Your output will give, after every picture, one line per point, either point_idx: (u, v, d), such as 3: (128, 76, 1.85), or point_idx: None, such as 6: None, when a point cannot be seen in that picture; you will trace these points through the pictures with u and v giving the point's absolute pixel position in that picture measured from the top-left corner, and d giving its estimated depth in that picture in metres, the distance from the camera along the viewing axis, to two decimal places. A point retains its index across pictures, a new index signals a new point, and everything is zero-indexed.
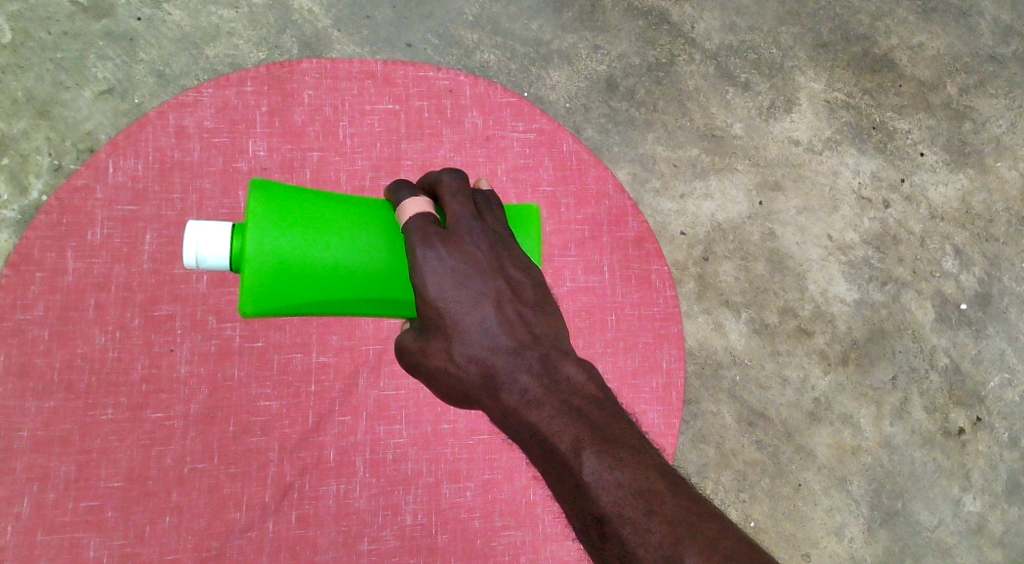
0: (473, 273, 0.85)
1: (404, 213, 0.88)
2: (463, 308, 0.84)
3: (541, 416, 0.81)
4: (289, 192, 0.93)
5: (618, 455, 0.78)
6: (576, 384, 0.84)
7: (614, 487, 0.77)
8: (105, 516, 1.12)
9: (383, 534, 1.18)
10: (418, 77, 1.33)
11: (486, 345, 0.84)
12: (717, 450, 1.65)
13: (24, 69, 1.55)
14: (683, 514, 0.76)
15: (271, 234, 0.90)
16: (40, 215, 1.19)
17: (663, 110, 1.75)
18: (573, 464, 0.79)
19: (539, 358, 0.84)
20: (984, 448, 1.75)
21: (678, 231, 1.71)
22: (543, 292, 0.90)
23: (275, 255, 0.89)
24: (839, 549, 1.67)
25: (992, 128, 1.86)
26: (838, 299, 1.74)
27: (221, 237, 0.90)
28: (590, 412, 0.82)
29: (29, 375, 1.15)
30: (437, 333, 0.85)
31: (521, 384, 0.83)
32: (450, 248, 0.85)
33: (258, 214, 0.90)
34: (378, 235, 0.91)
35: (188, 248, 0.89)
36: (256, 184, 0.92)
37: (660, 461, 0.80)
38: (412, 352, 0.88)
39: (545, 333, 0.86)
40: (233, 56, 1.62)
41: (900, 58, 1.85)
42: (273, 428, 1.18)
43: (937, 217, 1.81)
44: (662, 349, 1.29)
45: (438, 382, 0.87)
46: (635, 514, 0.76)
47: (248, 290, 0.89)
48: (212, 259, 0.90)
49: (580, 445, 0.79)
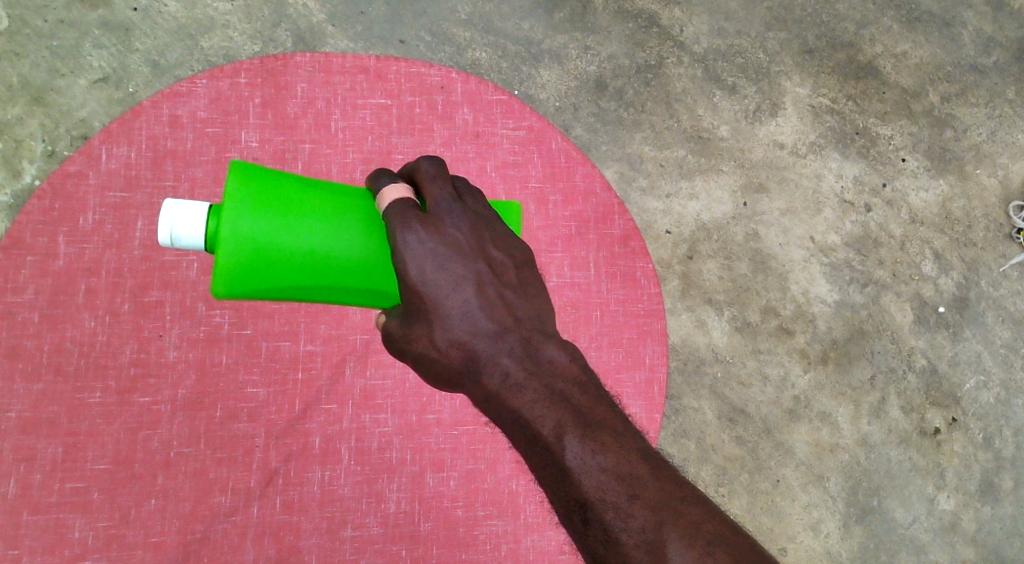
0: (454, 256, 0.87)
1: (384, 199, 0.90)
2: (444, 291, 0.86)
3: (523, 400, 0.85)
4: (267, 174, 0.94)
5: (601, 440, 0.83)
6: (558, 365, 0.87)
7: (597, 471, 0.81)
8: (90, 498, 1.13)
9: (366, 521, 1.19)
10: (410, 73, 1.35)
11: (468, 330, 0.86)
12: (698, 444, 1.67)
13: (20, 56, 1.56)
14: (664, 498, 0.81)
15: (248, 218, 0.91)
16: (33, 200, 1.21)
17: (651, 111, 1.78)
18: (557, 450, 0.83)
19: (521, 341, 0.88)
20: (959, 448, 1.78)
21: (663, 230, 1.73)
22: (524, 277, 0.92)
23: (252, 239, 0.91)
24: (815, 545, 1.69)
25: (972, 136, 1.90)
26: (819, 299, 1.77)
27: (196, 214, 0.92)
28: (572, 394, 0.86)
29: (19, 357, 1.16)
30: (420, 319, 0.87)
31: (503, 368, 0.86)
32: (430, 231, 0.87)
33: (235, 196, 0.91)
34: (356, 224, 0.94)
35: (164, 226, 0.91)
36: (234, 165, 0.93)
37: (643, 445, 0.84)
38: (396, 338, 0.89)
39: (527, 315, 0.90)
40: (227, 48, 1.64)
41: (884, 65, 1.89)
42: (260, 414, 1.20)
43: (917, 221, 1.84)
44: (646, 346, 1.32)
45: (424, 367, 0.89)
46: (618, 499, 0.80)
47: (224, 274, 0.90)
48: (188, 237, 0.92)
49: (563, 430, 0.83)
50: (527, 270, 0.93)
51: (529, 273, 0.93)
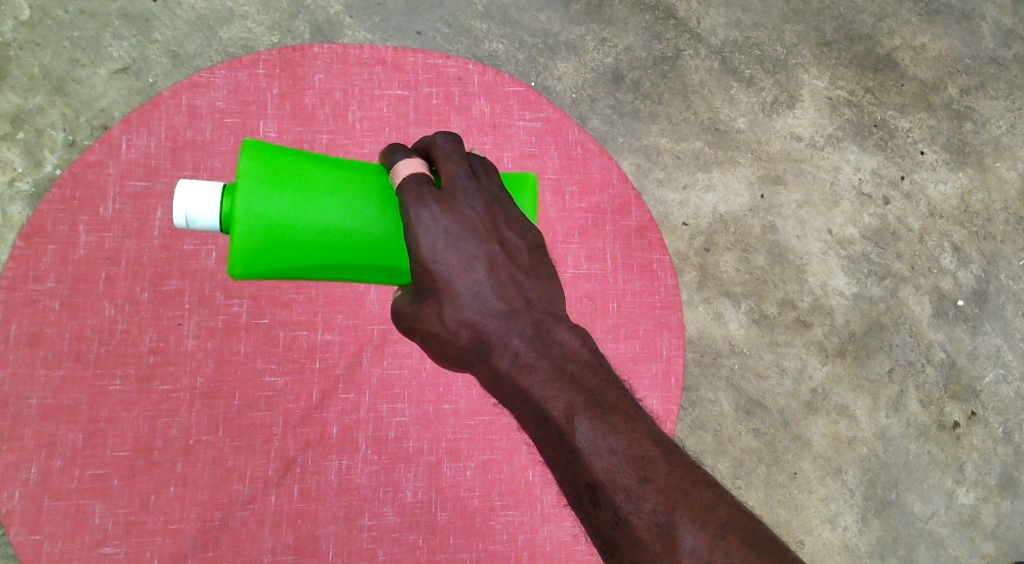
0: (467, 236, 0.87)
1: (398, 174, 0.91)
2: (455, 271, 0.86)
3: (533, 381, 0.85)
4: (279, 151, 0.95)
5: (612, 423, 0.82)
6: (568, 349, 0.87)
7: (608, 454, 0.81)
8: (110, 485, 1.14)
9: (383, 509, 1.19)
10: (427, 64, 1.35)
11: (479, 310, 0.86)
12: (714, 437, 1.66)
13: (41, 46, 1.57)
14: (676, 481, 0.80)
15: (261, 196, 0.91)
16: (54, 188, 1.21)
17: (668, 103, 1.77)
18: (567, 431, 0.82)
19: (532, 323, 0.87)
20: (978, 442, 1.77)
21: (680, 221, 1.73)
22: (537, 260, 0.92)
23: (266, 219, 0.91)
24: (832, 538, 1.68)
25: (991, 128, 1.89)
26: (837, 292, 1.76)
27: (211, 196, 0.92)
28: (583, 377, 0.85)
29: (39, 345, 1.17)
30: (431, 298, 0.87)
31: (513, 349, 0.86)
32: (444, 209, 0.87)
33: (248, 175, 0.92)
34: (368, 200, 0.94)
35: (178, 209, 0.91)
36: (246, 144, 0.93)
37: (654, 428, 0.84)
38: (407, 317, 0.90)
39: (539, 298, 0.89)
40: (246, 39, 1.65)
41: (902, 58, 1.88)
42: (278, 403, 1.20)
43: (936, 215, 1.83)
44: (662, 337, 1.31)
45: (433, 346, 0.89)
46: (629, 481, 0.80)
47: (239, 254, 0.91)
48: (202, 220, 0.92)
49: (574, 411, 0.83)
50: (541, 254, 0.93)
51: (542, 257, 0.93)
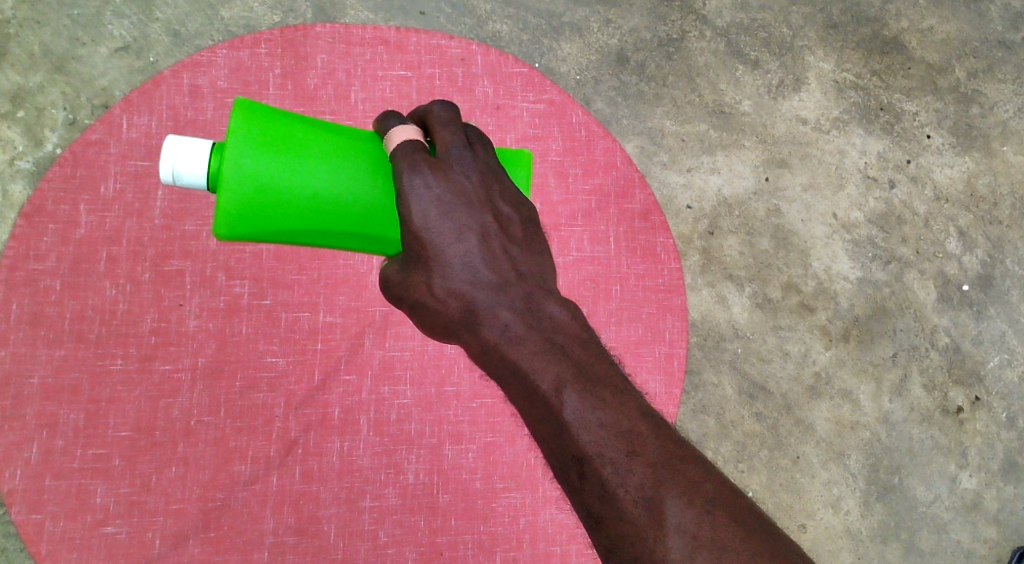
0: (460, 207, 0.87)
1: (391, 139, 0.90)
2: (446, 240, 0.85)
3: (522, 353, 0.84)
4: (272, 113, 0.94)
5: (601, 396, 0.81)
6: (558, 323, 0.86)
7: (596, 427, 0.80)
8: (112, 464, 1.14)
9: (384, 491, 1.19)
10: (430, 45, 1.34)
11: (468, 279, 0.85)
12: (717, 420, 1.66)
13: (41, 24, 1.56)
14: (664, 456, 0.79)
15: (251, 157, 0.90)
16: (55, 167, 1.21)
17: (672, 85, 1.76)
18: (555, 403, 0.81)
19: (522, 296, 0.87)
20: (982, 427, 1.76)
21: (684, 205, 1.72)
22: (531, 239, 0.91)
23: (254, 180, 0.90)
24: (835, 522, 1.68)
25: (999, 112, 1.87)
26: (842, 276, 1.76)
27: (198, 153, 0.91)
28: (573, 350, 0.84)
29: (40, 324, 1.16)
30: (420, 266, 0.86)
31: (502, 320, 0.85)
32: (437, 176, 0.86)
33: (239, 135, 0.91)
34: (361, 167, 0.93)
35: (165, 164, 0.91)
36: (239, 103, 0.92)
37: (643, 404, 0.83)
38: (394, 284, 0.89)
39: (531, 275, 0.89)
40: (248, 18, 1.64)
41: (910, 41, 1.86)
42: (279, 384, 1.20)
43: (942, 199, 1.82)
44: (665, 321, 1.31)
45: (420, 315, 0.88)
46: (617, 454, 0.79)
47: (226, 214, 0.90)
48: (188, 176, 0.91)
49: (562, 384, 0.81)
50: (535, 232, 0.92)
51: (536, 235, 0.92)
